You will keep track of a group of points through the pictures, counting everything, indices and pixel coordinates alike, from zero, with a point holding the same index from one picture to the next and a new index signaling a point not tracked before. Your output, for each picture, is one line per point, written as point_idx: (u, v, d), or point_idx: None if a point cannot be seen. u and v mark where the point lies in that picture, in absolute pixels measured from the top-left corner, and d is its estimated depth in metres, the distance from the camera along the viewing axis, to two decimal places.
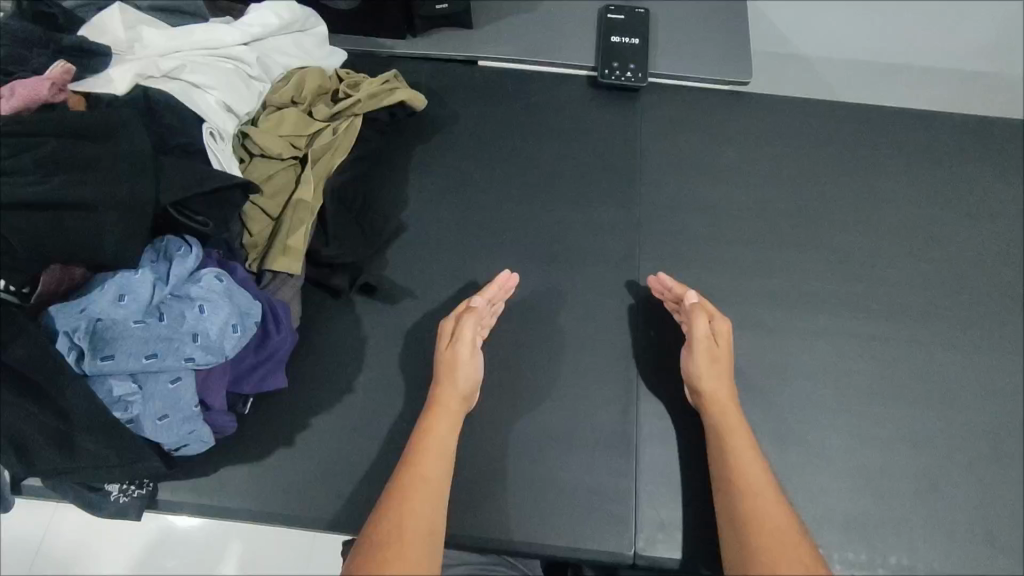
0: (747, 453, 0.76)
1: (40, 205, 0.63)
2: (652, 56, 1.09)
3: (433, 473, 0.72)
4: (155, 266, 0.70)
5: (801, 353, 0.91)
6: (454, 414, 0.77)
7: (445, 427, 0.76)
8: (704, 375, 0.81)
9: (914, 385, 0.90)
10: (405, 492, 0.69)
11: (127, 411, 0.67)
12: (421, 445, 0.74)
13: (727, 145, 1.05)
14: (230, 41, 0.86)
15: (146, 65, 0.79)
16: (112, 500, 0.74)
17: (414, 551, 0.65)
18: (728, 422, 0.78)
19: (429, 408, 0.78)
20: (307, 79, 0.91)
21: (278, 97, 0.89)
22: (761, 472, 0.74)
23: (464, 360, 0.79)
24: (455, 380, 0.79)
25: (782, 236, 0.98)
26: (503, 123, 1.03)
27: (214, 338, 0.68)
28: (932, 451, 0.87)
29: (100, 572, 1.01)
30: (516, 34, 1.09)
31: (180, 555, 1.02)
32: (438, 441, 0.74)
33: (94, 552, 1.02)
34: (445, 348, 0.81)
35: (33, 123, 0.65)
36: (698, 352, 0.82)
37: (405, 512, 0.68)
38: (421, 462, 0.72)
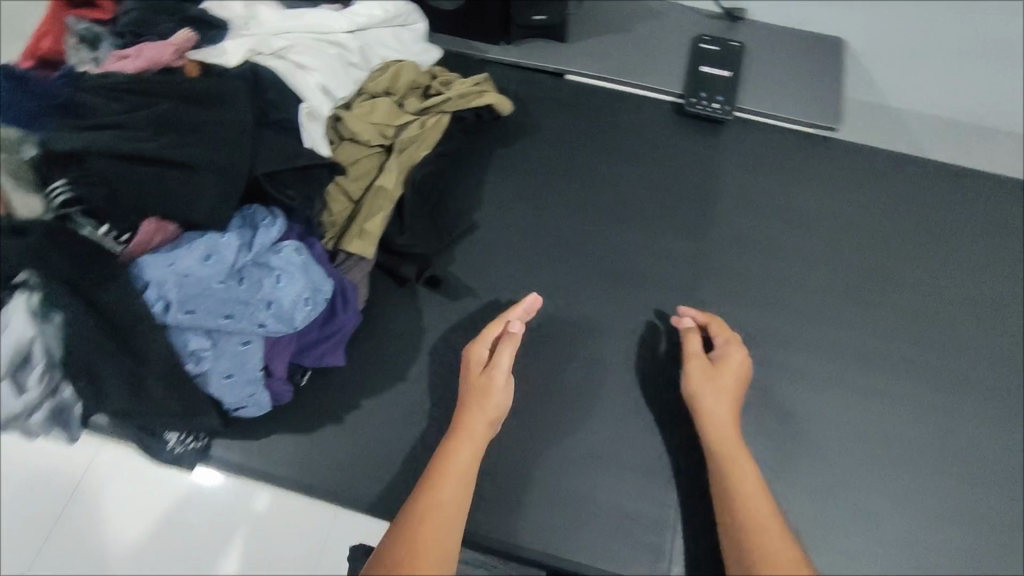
0: (748, 479, 0.74)
1: (145, 158, 0.67)
2: (742, 90, 1.08)
3: (450, 497, 0.70)
4: (241, 231, 0.72)
5: (857, 411, 0.89)
6: (478, 437, 0.76)
7: (466, 450, 0.75)
8: (700, 391, 0.80)
9: (972, 461, 0.87)
10: (425, 514, 0.68)
11: (199, 365, 0.70)
12: (441, 467, 0.73)
13: (807, 188, 1.03)
14: (337, 28, 0.89)
15: (259, 43, 0.82)
16: (168, 450, 0.76)
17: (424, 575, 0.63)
18: (729, 448, 0.77)
19: (454, 430, 0.77)
20: (402, 72, 0.92)
21: (373, 86, 0.91)
22: (762, 502, 0.72)
23: (484, 374, 0.80)
24: (487, 405, 0.77)
25: (853, 288, 0.96)
26: (584, 138, 1.04)
27: (286, 308, 0.71)
28: (978, 532, 0.84)
29: (126, 519, 1.03)
30: (607, 52, 1.10)
31: (201, 513, 1.03)
32: (458, 464, 0.73)
33: (126, 508, 1.03)
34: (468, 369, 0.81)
35: (154, 85, 0.71)
36: (690, 372, 0.82)
37: (421, 535, 0.66)
38: (442, 486, 0.71)
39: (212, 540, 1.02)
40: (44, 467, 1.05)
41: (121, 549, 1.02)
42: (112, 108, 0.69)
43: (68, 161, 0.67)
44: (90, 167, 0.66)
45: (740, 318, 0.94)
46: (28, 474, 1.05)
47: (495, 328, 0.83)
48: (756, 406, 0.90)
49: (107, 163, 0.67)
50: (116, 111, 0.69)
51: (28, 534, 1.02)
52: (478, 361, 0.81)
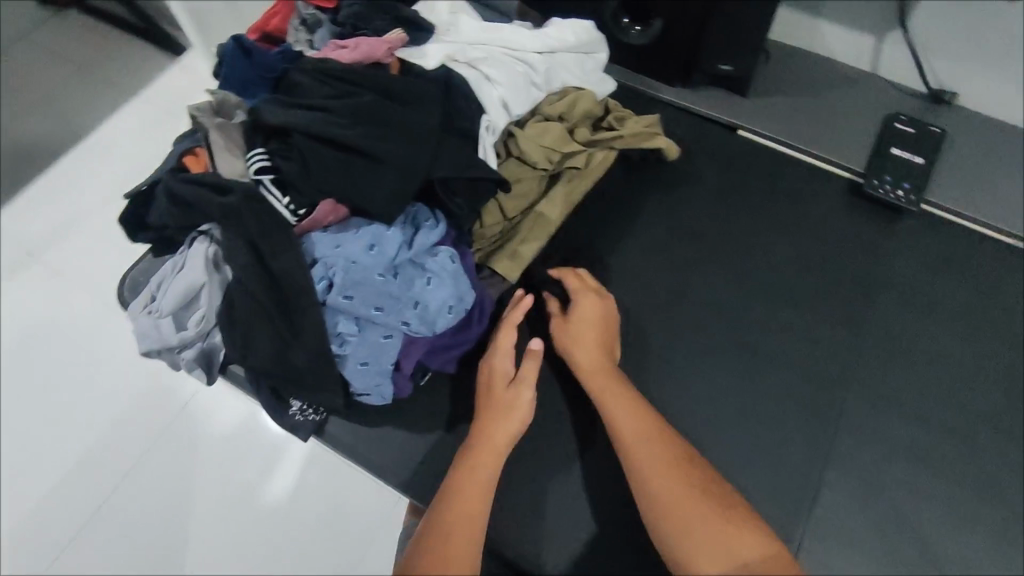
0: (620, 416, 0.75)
1: (339, 144, 0.72)
2: (932, 180, 0.99)
3: (467, 508, 0.67)
4: (403, 228, 0.75)
5: (996, 565, 0.80)
6: (496, 450, 0.72)
7: (480, 464, 0.71)
8: (572, 348, 0.81)
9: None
10: (442, 534, 0.65)
11: (340, 347, 0.73)
12: (454, 484, 0.69)
13: (985, 302, 0.93)
14: (528, 46, 0.90)
15: (456, 50, 0.86)
16: (289, 415, 0.80)
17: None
18: (617, 414, 0.76)
19: (469, 445, 0.73)
20: (579, 100, 0.92)
21: (550, 109, 0.90)
22: (645, 429, 0.74)
23: (502, 381, 0.77)
24: (509, 418, 0.74)
25: (1016, 426, 0.86)
26: (744, 200, 1.00)
27: (430, 311, 0.73)
28: None
29: (209, 454, 1.14)
30: (787, 114, 1.04)
31: (253, 459, 1.13)
32: (474, 478, 0.70)
33: (234, 445, 1.14)
34: (484, 380, 0.79)
35: (360, 76, 0.75)
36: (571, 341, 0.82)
37: (448, 551, 0.63)
38: (460, 500, 0.68)
39: (297, 488, 1.12)
40: (153, 389, 1.17)
41: (222, 479, 1.13)
42: (321, 91, 0.74)
43: (276, 135, 0.73)
44: (293, 143, 0.72)
45: (878, 426, 0.86)
46: (140, 392, 1.18)
47: (507, 327, 0.80)
48: (880, 528, 0.82)
49: (307, 142, 0.71)
50: (323, 95, 0.74)
51: (148, 447, 1.15)
52: (500, 371, 0.78)
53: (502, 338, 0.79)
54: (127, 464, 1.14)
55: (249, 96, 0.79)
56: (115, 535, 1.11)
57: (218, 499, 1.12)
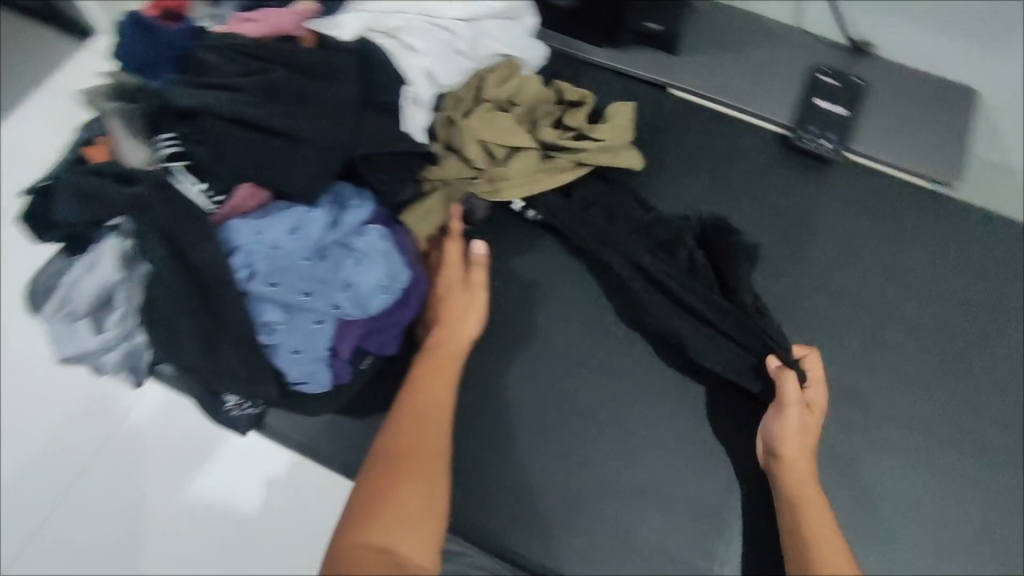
0: (808, 495, 0.74)
1: (254, 125, 0.68)
2: (855, 128, 1.01)
3: (434, 403, 0.76)
4: (329, 208, 0.72)
5: (923, 491, 0.85)
6: (455, 350, 0.80)
7: (441, 365, 0.79)
8: (791, 439, 0.77)
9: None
10: (413, 418, 0.75)
11: (271, 336, 0.70)
12: (418, 382, 0.78)
13: (908, 244, 0.97)
14: (451, 14, 0.87)
15: (375, 20, 0.83)
16: (225, 410, 0.77)
17: (423, 468, 0.71)
18: (815, 522, 0.72)
19: (429, 346, 0.81)
20: (528, 86, 0.89)
21: (496, 95, 0.88)
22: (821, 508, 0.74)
23: (456, 288, 0.83)
24: (464, 324, 0.81)
25: (941, 362, 0.91)
26: (678, 159, 1.00)
27: (362, 292, 0.71)
28: None
29: (156, 460, 1.07)
30: (717, 70, 1.05)
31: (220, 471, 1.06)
32: (439, 377, 0.78)
33: (177, 449, 1.07)
34: (437, 288, 0.84)
35: (270, 51, 0.71)
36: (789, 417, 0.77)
37: (417, 433, 0.74)
38: (425, 390, 0.77)
39: (249, 483, 1.06)
40: (95, 398, 1.10)
41: (168, 485, 1.06)
42: (229, 69, 0.70)
43: (182, 118, 0.69)
44: (203, 126, 0.68)
45: None
46: (80, 402, 1.10)
47: (455, 240, 0.85)
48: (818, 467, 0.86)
49: (219, 124, 0.67)
50: (233, 73, 0.70)
51: (83, 460, 1.07)
52: (451, 280, 0.83)
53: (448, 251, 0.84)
54: (63, 479, 1.07)
55: (156, 77, 0.72)
56: (56, 554, 1.03)
57: (171, 507, 1.06)
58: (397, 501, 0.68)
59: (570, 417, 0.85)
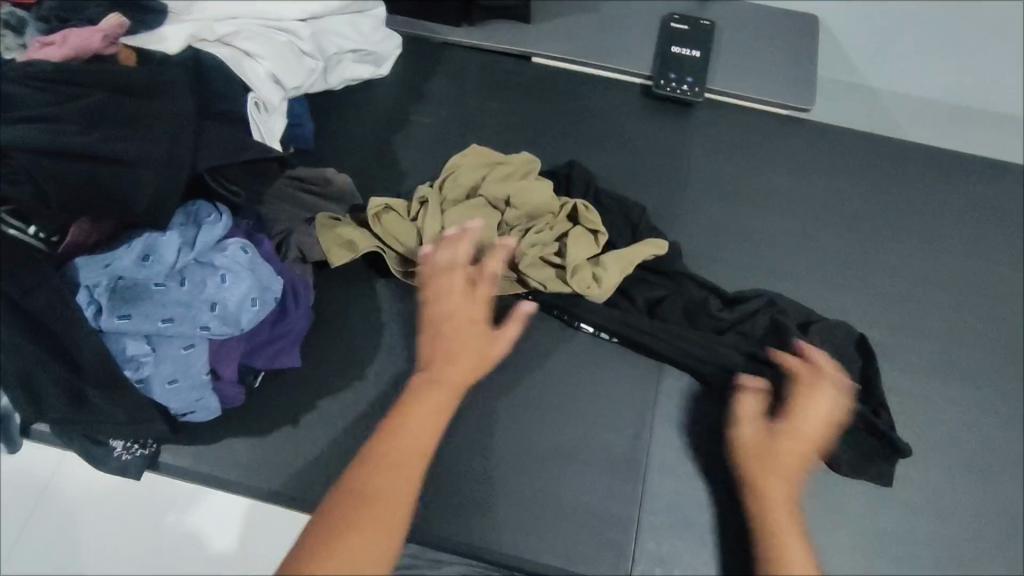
0: (781, 500, 0.74)
1: (73, 154, 0.63)
2: (712, 70, 1.05)
3: (411, 446, 0.65)
4: (183, 229, 0.70)
5: None
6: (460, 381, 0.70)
7: (432, 403, 0.68)
8: (749, 421, 0.79)
9: (937, 452, 0.86)
10: (390, 444, 0.65)
11: (138, 371, 0.67)
12: (405, 418, 0.67)
13: (778, 173, 1.01)
14: (288, 14, 0.85)
15: (202, 29, 0.79)
16: (113, 457, 0.73)
17: (381, 515, 0.59)
18: (775, 494, 0.74)
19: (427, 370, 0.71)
20: (532, 192, 0.87)
21: (491, 194, 0.87)
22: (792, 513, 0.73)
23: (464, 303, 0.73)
24: (471, 347, 0.71)
25: (820, 277, 0.95)
26: (551, 125, 1.01)
27: (231, 309, 0.68)
28: (954, 521, 0.83)
29: (83, 537, 0.94)
30: (575, 33, 1.06)
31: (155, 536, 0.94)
32: (423, 418, 0.67)
33: (79, 515, 0.95)
34: (435, 306, 0.74)
35: (84, 76, 0.67)
36: (745, 436, 0.78)
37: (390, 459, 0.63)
38: (409, 415, 0.67)
39: (166, 539, 0.94)
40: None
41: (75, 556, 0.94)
42: (38, 100, 0.66)
43: None
44: (19, 165, 0.62)
45: None
46: None
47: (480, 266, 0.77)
48: None
49: (31, 159, 0.62)
50: (42, 103, 0.66)
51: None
52: (457, 293, 0.74)
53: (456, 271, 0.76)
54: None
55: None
56: None
57: None
58: (338, 551, 0.56)
59: (480, 397, 0.85)
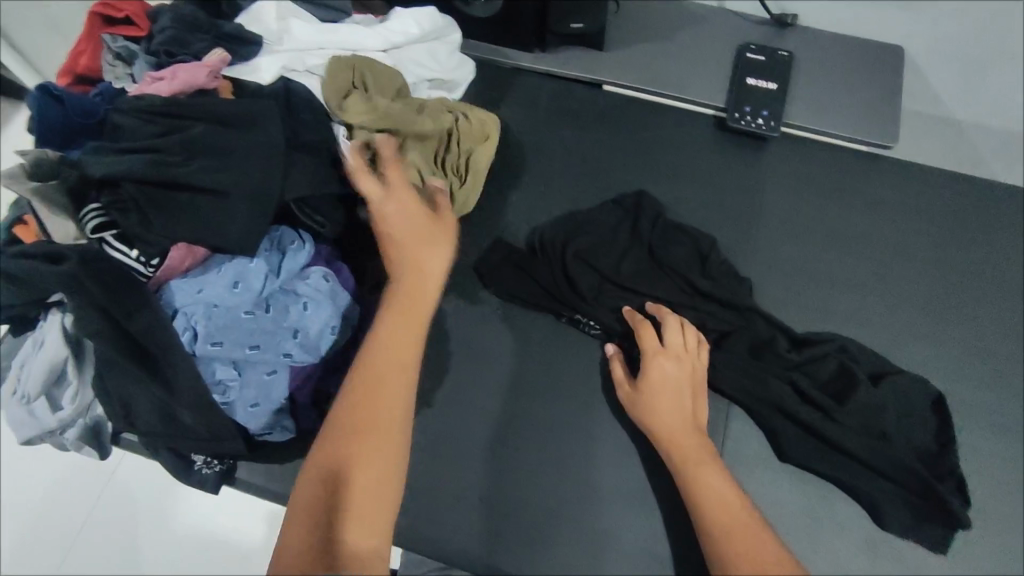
0: (689, 443, 0.76)
1: (177, 184, 0.68)
2: (789, 102, 1.02)
3: (395, 364, 0.66)
4: (269, 256, 0.72)
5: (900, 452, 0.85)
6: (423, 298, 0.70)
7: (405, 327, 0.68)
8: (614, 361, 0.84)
9: (1013, 515, 0.83)
10: (373, 369, 0.65)
11: (224, 395, 0.70)
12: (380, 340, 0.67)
13: (851, 211, 0.98)
14: (370, 45, 0.87)
15: (293, 60, 0.82)
16: (195, 470, 0.76)
17: (384, 438, 0.62)
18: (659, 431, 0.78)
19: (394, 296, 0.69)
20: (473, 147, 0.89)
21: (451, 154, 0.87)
22: (701, 451, 0.76)
23: (423, 215, 0.73)
24: (421, 269, 0.70)
25: (894, 322, 0.92)
26: (620, 154, 1.01)
27: (312, 337, 0.71)
28: None
29: (137, 538, 0.99)
30: (648, 61, 1.05)
31: (200, 540, 0.99)
32: (403, 342, 0.67)
33: (136, 518, 1.00)
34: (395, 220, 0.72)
35: (187, 107, 0.71)
36: (625, 397, 0.82)
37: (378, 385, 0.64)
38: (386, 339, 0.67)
39: (214, 543, 0.98)
40: (69, 475, 1.03)
41: (143, 550, 0.99)
42: (146, 131, 0.70)
43: (104, 185, 0.68)
44: (125, 193, 0.68)
45: None
46: (51, 485, 1.03)
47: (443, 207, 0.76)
48: None
49: (140, 190, 0.67)
50: (150, 135, 0.69)
51: (49, 537, 1.00)
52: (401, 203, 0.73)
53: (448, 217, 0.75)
54: (30, 559, 1.00)
55: (42, 142, 0.72)
56: None
57: None
58: (353, 486, 0.59)
59: (541, 429, 0.85)
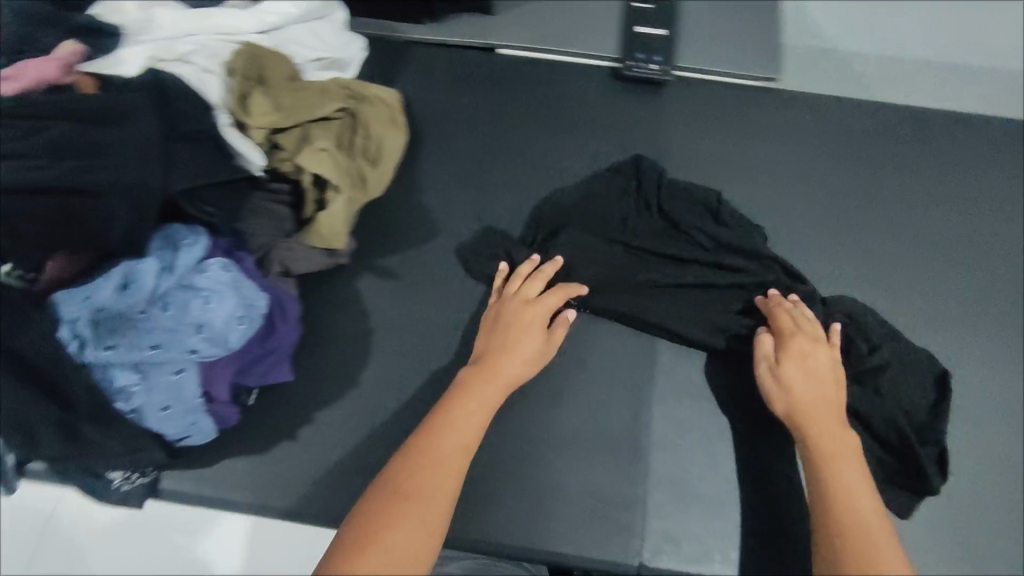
0: (835, 429, 0.72)
1: (46, 190, 0.64)
2: (680, 46, 1.04)
3: (462, 438, 0.68)
4: (161, 254, 0.69)
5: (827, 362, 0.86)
6: (505, 381, 0.74)
7: (477, 403, 0.71)
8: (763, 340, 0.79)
9: None
10: (437, 432, 0.68)
11: (129, 402, 0.67)
12: (453, 412, 0.70)
13: (753, 138, 0.99)
14: (245, 29, 0.84)
15: (160, 49, 0.77)
16: (114, 488, 0.73)
17: (430, 508, 0.62)
18: (814, 417, 0.73)
19: (477, 372, 0.74)
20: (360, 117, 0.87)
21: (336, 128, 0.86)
22: (850, 443, 0.72)
23: (540, 330, 0.78)
24: (510, 354, 0.75)
25: (802, 238, 0.93)
26: (522, 113, 1.00)
27: (217, 330, 0.68)
28: (957, 471, 0.82)
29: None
30: (539, 21, 1.05)
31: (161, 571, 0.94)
32: (474, 411, 0.70)
33: (88, 560, 0.94)
34: (507, 315, 0.79)
35: (45, 106, 0.66)
36: (762, 376, 0.78)
37: (438, 448, 0.66)
38: (457, 411, 0.70)
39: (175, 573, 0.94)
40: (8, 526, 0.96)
41: None
42: (7, 135, 0.66)
43: None
44: None
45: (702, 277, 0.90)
46: None
47: (539, 279, 0.82)
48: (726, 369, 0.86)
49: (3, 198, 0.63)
50: (12, 138, 0.66)
51: None
52: (526, 304, 0.79)
53: (528, 288, 0.81)
54: None
55: None
56: None
57: None
58: (383, 545, 0.58)
59: None
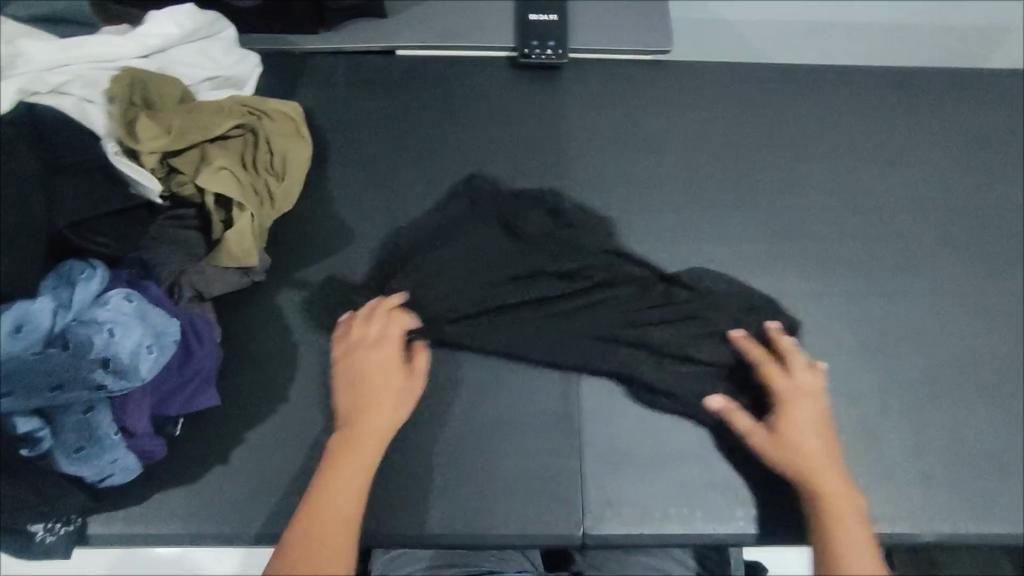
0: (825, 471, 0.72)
1: None
2: (572, 30, 1.07)
3: (344, 510, 0.66)
4: (54, 292, 0.66)
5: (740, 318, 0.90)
6: (379, 436, 0.72)
7: (351, 469, 0.69)
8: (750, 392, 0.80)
9: (846, 339, 0.90)
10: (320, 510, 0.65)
11: (36, 447, 0.64)
12: (327, 489, 0.67)
13: (652, 111, 1.02)
14: (125, 54, 0.82)
15: (31, 80, 0.73)
16: (37, 542, 0.70)
17: None
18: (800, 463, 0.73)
19: (346, 439, 0.71)
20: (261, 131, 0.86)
21: (237, 143, 0.85)
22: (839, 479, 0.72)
23: (404, 373, 0.77)
24: (374, 414, 0.73)
25: (706, 201, 0.96)
26: (425, 112, 1.01)
27: (126, 361, 0.66)
28: (868, 401, 0.88)
29: None
30: (432, 19, 1.06)
31: None
32: (352, 477, 0.68)
33: None
34: (369, 363, 0.77)
35: None
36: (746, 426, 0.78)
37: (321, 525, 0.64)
38: (329, 488, 0.67)
39: None
40: None
41: None
42: None
43: None
44: None
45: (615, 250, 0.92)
46: None
47: (381, 319, 0.80)
48: None
49: None
50: None
51: None
52: (380, 348, 0.78)
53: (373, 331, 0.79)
54: None
55: None
56: None
57: None
58: None
59: None
